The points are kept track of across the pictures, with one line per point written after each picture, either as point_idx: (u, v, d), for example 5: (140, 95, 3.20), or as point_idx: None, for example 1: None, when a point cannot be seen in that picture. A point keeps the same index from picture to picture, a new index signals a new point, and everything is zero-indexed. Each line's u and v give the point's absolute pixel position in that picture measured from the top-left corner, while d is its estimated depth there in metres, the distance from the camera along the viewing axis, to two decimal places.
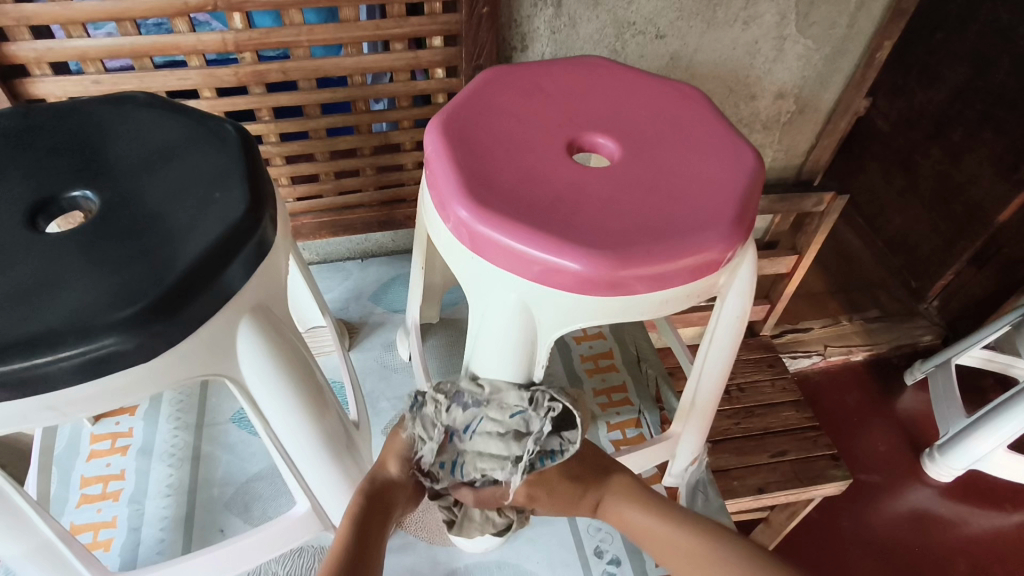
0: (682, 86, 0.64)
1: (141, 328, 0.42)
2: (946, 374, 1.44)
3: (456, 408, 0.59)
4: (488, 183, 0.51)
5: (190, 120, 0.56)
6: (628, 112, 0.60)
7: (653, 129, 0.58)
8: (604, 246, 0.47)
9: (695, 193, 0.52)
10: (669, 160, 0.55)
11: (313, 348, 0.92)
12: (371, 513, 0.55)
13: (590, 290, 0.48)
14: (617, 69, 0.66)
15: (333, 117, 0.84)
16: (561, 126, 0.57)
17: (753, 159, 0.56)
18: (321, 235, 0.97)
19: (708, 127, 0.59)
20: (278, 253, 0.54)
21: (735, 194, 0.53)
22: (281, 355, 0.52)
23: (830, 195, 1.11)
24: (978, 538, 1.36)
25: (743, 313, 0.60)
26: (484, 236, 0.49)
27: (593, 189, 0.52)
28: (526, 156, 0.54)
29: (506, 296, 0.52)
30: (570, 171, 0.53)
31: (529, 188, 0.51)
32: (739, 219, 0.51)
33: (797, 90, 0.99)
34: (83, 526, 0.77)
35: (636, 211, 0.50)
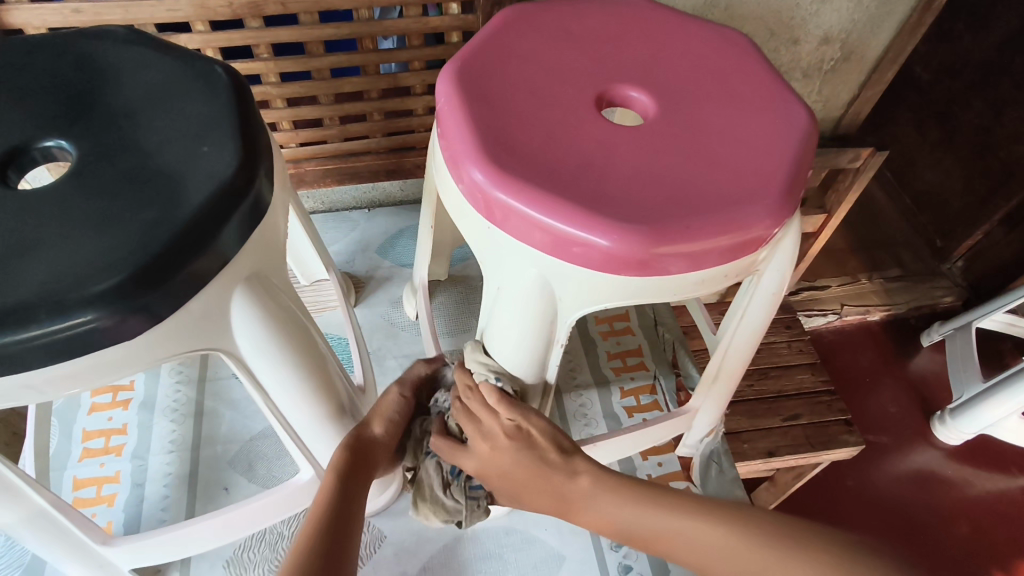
0: (728, 32, 0.56)
1: (122, 302, 0.38)
2: (964, 337, 1.34)
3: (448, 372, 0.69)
4: (507, 141, 0.46)
5: (176, 59, 0.50)
6: (667, 60, 0.54)
7: (694, 81, 0.52)
8: (636, 220, 0.42)
9: (741, 160, 0.46)
10: (710, 118, 0.49)
11: (316, 301, 0.89)
12: (357, 469, 0.56)
13: (618, 267, 0.43)
14: (655, 10, 0.58)
15: (338, 56, 0.77)
16: (590, 76, 0.51)
17: (807, 121, 0.50)
18: (326, 183, 0.91)
19: (756, 82, 0.52)
20: (276, 212, 0.49)
21: (786, 163, 0.47)
22: (280, 327, 0.48)
23: (868, 149, 1.00)
24: (982, 499, 1.29)
25: (780, 290, 0.55)
26: (501, 203, 0.44)
27: (627, 152, 0.46)
28: (550, 111, 0.48)
29: (525, 270, 0.47)
30: (601, 130, 0.47)
31: (553, 149, 0.45)
32: (788, 191, 0.46)
33: (844, 35, 0.90)
34: (85, 481, 0.75)
35: (673, 179, 0.45)
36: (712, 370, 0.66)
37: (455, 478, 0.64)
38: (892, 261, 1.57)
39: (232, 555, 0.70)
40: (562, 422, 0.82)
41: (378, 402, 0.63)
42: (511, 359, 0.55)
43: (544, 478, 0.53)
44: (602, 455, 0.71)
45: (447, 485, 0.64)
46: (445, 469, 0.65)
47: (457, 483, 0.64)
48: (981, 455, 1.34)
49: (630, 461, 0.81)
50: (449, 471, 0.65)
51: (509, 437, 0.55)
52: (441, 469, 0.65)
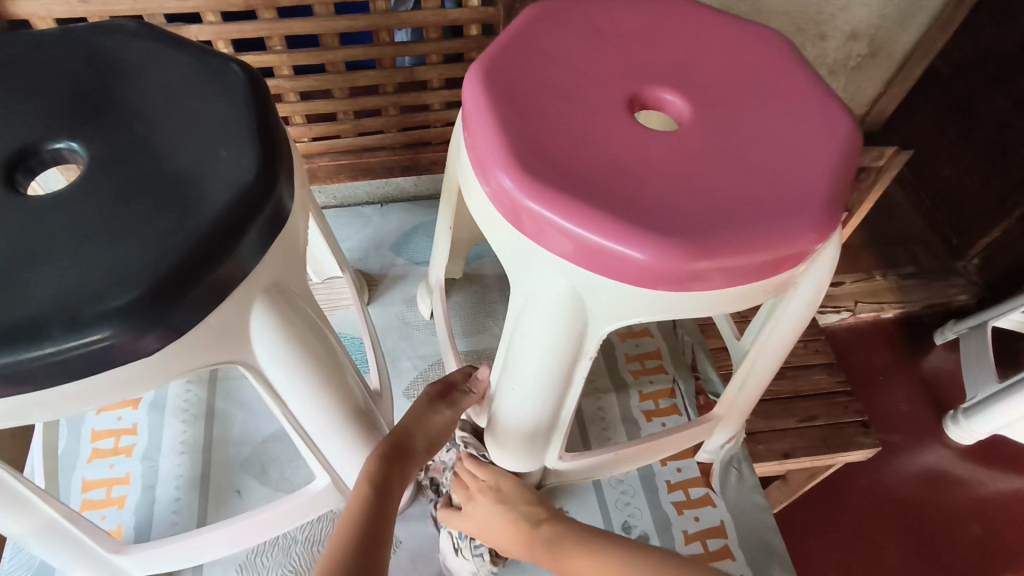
0: (765, 31, 0.54)
1: (138, 319, 0.36)
2: (980, 337, 1.32)
3: None
4: (538, 146, 0.43)
5: (192, 56, 0.48)
6: (703, 60, 0.51)
7: (732, 83, 0.49)
8: (675, 233, 0.40)
9: (783, 168, 0.44)
10: (750, 123, 0.47)
11: (330, 300, 0.87)
12: (391, 477, 0.58)
13: (654, 282, 0.41)
14: (689, 6, 0.55)
15: (353, 49, 0.74)
16: (623, 77, 0.49)
17: (851, 128, 0.47)
18: (338, 179, 0.88)
19: (797, 85, 0.50)
20: (295, 219, 0.47)
21: (830, 173, 0.45)
22: (299, 340, 0.46)
23: (892, 148, 0.97)
24: (995, 501, 1.27)
25: (815, 302, 0.53)
26: (531, 211, 0.42)
27: (664, 160, 0.44)
28: (582, 114, 0.46)
29: (555, 281, 0.45)
30: (635, 135, 0.45)
31: (587, 156, 0.43)
32: (832, 203, 0.44)
33: (873, 30, 0.87)
34: (95, 482, 0.74)
35: (712, 189, 0.43)
36: (740, 377, 0.63)
37: (463, 540, 0.69)
38: (908, 258, 1.55)
39: (244, 560, 0.69)
40: (579, 426, 0.80)
41: (414, 410, 0.64)
42: (540, 375, 0.53)
43: (517, 528, 0.65)
44: (624, 464, 0.70)
45: (457, 548, 0.69)
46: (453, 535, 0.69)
47: (465, 543, 0.68)
48: (995, 456, 1.32)
49: (649, 467, 0.80)
50: (456, 536, 0.69)
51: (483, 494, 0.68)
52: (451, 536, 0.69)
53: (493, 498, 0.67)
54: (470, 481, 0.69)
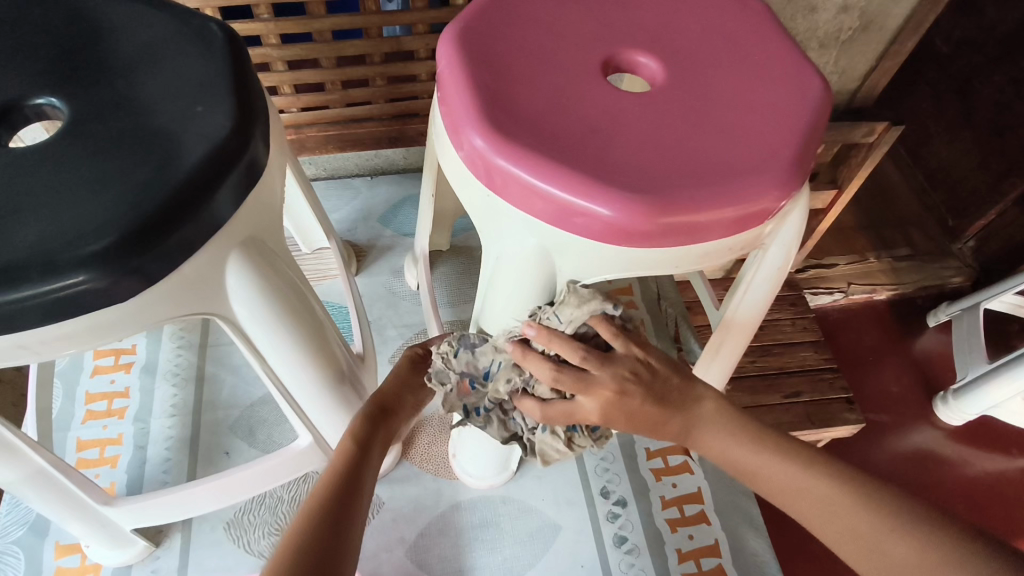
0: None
1: (114, 264, 0.37)
2: (972, 319, 1.33)
3: (464, 353, 0.54)
4: (509, 107, 0.44)
5: (172, 16, 0.49)
6: (677, 24, 0.52)
7: (704, 46, 0.50)
8: (640, 190, 0.41)
9: (750, 129, 0.45)
10: (720, 85, 0.47)
11: (318, 269, 0.89)
12: (374, 437, 0.54)
13: (619, 238, 0.42)
14: None
15: (340, 18, 0.75)
16: (596, 39, 0.49)
17: (822, 91, 0.48)
18: (327, 149, 0.90)
19: (770, 49, 0.50)
20: (273, 176, 0.48)
21: (798, 134, 0.45)
22: (276, 295, 0.47)
23: (883, 124, 0.97)
24: (980, 480, 1.29)
25: (784, 265, 0.54)
26: (501, 171, 0.43)
27: (632, 119, 0.45)
28: (554, 76, 0.46)
29: (525, 238, 0.46)
30: (606, 97, 0.46)
31: (556, 116, 0.44)
32: (798, 163, 0.44)
33: (864, 3, 0.87)
34: (88, 442, 0.76)
35: (678, 148, 0.43)
36: (712, 344, 0.64)
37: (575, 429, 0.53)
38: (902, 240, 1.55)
39: (231, 517, 0.71)
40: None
41: (398, 367, 0.61)
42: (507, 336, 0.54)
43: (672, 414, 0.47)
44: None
45: (573, 442, 0.53)
46: (563, 430, 0.53)
47: (581, 433, 0.54)
48: (981, 436, 1.34)
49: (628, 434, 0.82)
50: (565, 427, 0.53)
51: (633, 380, 0.46)
52: (560, 432, 0.53)
53: (643, 383, 0.46)
54: (606, 365, 0.45)
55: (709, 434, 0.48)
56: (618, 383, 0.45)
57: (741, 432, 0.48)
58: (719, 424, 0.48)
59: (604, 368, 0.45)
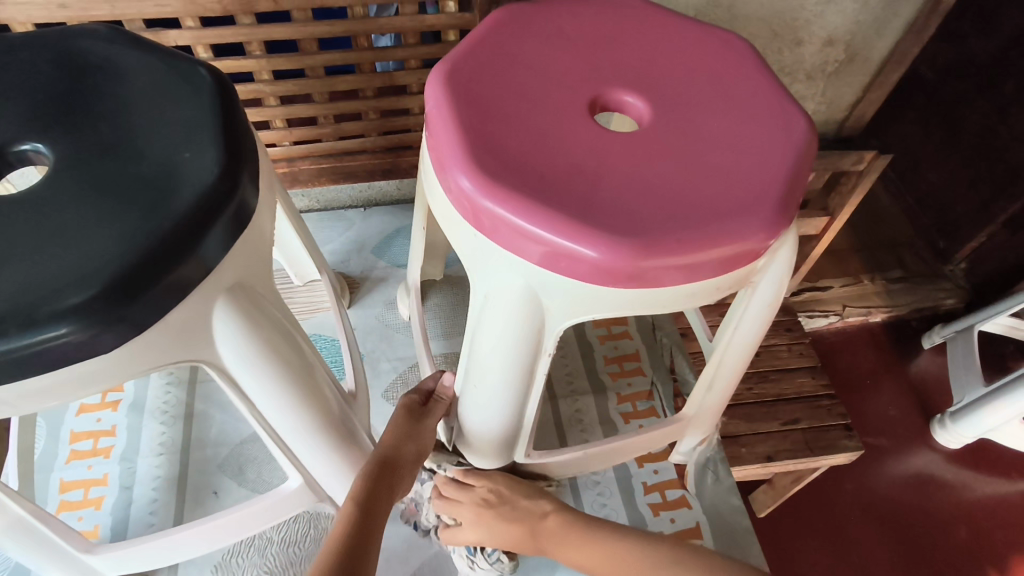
0: (726, 35, 0.55)
1: (97, 316, 0.36)
2: (967, 341, 1.33)
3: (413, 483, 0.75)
4: (496, 147, 0.44)
5: (160, 59, 0.49)
6: (664, 63, 0.52)
7: (691, 85, 0.50)
8: (627, 231, 0.41)
9: (737, 169, 0.45)
10: (707, 125, 0.48)
11: (309, 302, 0.88)
12: (376, 494, 0.59)
13: (608, 279, 0.42)
14: (653, 11, 0.56)
15: (332, 54, 0.75)
16: (584, 79, 0.49)
17: (807, 129, 0.48)
18: (320, 181, 0.90)
19: (755, 87, 0.51)
20: (261, 218, 0.48)
21: (784, 174, 0.45)
22: (263, 338, 0.46)
23: (871, 152, 0.99)
24: (981, 504, 1.28)
25: (775, 300, 0.54)
26: (489, 212, 0.43)
27: (620, 159, 0.45)
28: (541, 116, 0.46)
29: (514, 280, 0.46)
30: (594, 136, 0.46)
31: (543, 156, 0.44)
32: (786, 201, 0.45)
33: (850, 36, 0.88)
34: (72, 483, 0.74)
35: (666, 189, 0.43)
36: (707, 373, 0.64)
37: (474, 552, 0.70)
38: (895, 263, 1.56)
39: (219, 560, 0.70)
40: (557, 425, 0.81)
41: (395, 415, 0.66)
42: (496, 381, 0.54)
43: (524, 525, 0.66)
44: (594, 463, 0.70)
45: (472, 562, 0.70)
46: (463, 553, 0.70)
47: (475, 553, 0.70)
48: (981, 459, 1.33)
49: (626, 468, 0.81)
50: (465, 551, 0.70)
51: (485, 504, 0.68)
52: (462, 554, 0.70)
53: (493, 506, 0.67)
54: (463, 495, 0.69)
55: (557, 537, 0.65)
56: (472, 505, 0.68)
57: (577, 529, 0.64)
58: (562, 528, 0.65)
59: (463, 497, 0.69)
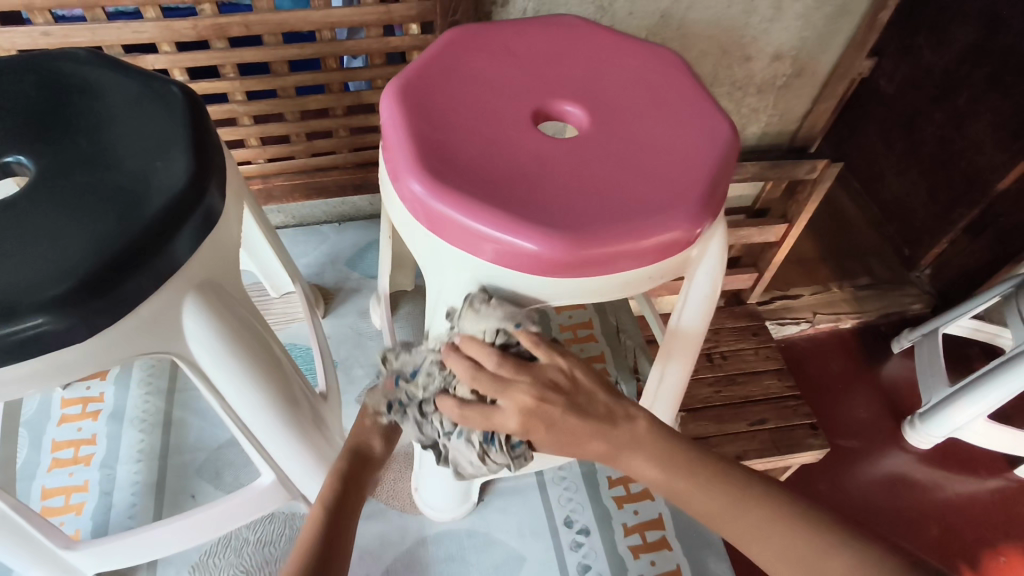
0: (660, 50, 0.59)
1: (73, 307, 0.40)
2: (932, 344, 1.37)
3: (405, 354, 0.57)
4: (445, 154, 0.48)
5: (135, 79, 0.53)
6: (603, 76, 0.57)
7: (626, 96, 0.55)
8: (563, 226, 0.45)
9: (665, 169, 0.50)
10: (639, 130, 0.52)
11: (285, 313, 0.91)
12: (347, 494, 0.56)
13: (547, 270, 0.46)
14: (594, 30, 0.61)
15: (302, 75, 0.80)
16: (528, 92, 0.54)
17: (730, 134, 0.53)
18: (294, 198, 0.94)
19: (685, 96, 0.55)
20: (229, 223, 0.52)
21: (707, 173, 0.50)
22: (232, 334, 0.50)
23: (824, 161, 1.03)
24: (953, 503, 1.29)
25: (711, 292, 0.59)
26: (439, 213, 0.47)
27: (558, 163, 0.49)
28: (488, 125, 0.51)
29: (465, 274, 0.50)
30: (535, 143, 0.50)
31: (488, 161, 0.48)
32: (709, 197, 0.49)
33: (795, 52, 0.92)
34: (54, 490, 0.77)
35: (599, 187, 0.48)
36: (666, 345, 0.62)
37: (490, 443, 0.52)
38: (862, 270, 1.62)
39: (197, 560, 0.72)
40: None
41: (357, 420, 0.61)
42: None
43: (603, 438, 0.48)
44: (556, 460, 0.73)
45: (486, 456, 0.52)
46: (475, 440, 0.52)
47: (496, 447, 0.51)
48: (950, 459, 1.36)
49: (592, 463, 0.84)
50: (480, 440, 0.52)
51: (552, 392, 0.47)
52: (473, 442, 0.52)
53: (564, 396, 0.47)
54: (521, 374, 0.47)
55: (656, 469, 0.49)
56: (538, 389, 0.46)
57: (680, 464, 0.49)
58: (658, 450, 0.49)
59: (522, 375, 0.47)
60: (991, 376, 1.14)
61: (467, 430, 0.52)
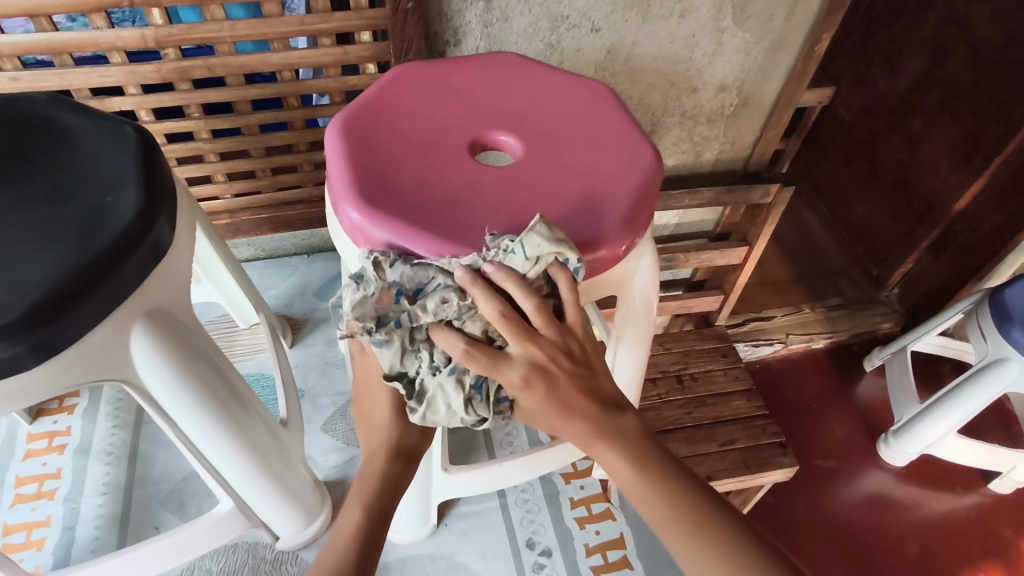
0: (595, 84, 0.63)
1: (21, 335, 0.42)
2: (902, 361, 1.39)
3: (403, 266, 0.47)
4: (380, 182, 0.51)
5: (91, 119, 0.55)
6: (536, 108, 0.60)
7: (557, 126, 0.59)
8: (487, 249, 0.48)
9: (588, 192, 0.53)
10: (566, 157, 0.56)
11: (252, 344, 0.93)
12: (375, 524, 0.53)
13: None
14: (531, 65, 0.65)
15: (265, 113, 0.83)
16: (464, 123, 0.58)
17: (651, 160, 0.56)
18: (261, 231, 0.97)
19: (614, 127, 0.59)
20: (178, 254, 0.54)
21: (627, 196, 0.53)
22: (182, 361, 0.51)
23: (776, 186, 1.08)
24: (930, 521, 1.29)
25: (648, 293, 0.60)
26: (373, 236, 0.50)
27: (488, 188, 0.52)
28: (423, 155, 0.54)
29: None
30: (467, 170, 0.53)
31: (422, 188, 0.52)
32: (628, 221, 0.53)
33: (738, 83, 0.97)
34: (15, 527, 0.77)
35: (524, 211, 0.51)
36: (616, 325, 0.63)
37: (478, 390, 0.53)
38: (832, 291, 1.66)
39: None
40: (486, 440, 0.88)
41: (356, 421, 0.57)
42: None
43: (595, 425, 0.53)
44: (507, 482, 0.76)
45: (468, 404, 0.53)
46: (468, 383, 0.52)
47: (482, 398, 0.53)
48: (924, 475, 1.36)
49: (554, 485, 0.85)
50: (473, 383, 0.52)
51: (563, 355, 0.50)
52: (464, 385, 0.52)
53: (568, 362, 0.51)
54: (550, 328, 0.48)
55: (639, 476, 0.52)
56: (554, 350, 0.49)
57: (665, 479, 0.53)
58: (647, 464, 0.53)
59: (550, 331, 0.48)
60: (958, 391, 1.17)
61: (463, 369, 0.52)
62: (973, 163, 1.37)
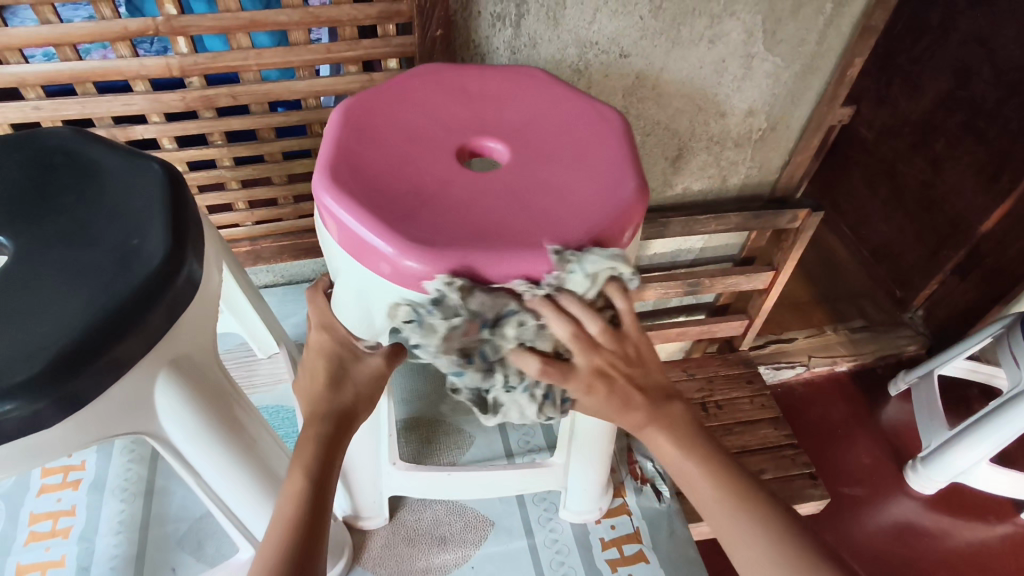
0: (608, 110, 0.61)
1: (44, 390, 0.40)
2: (930, 385, 1.35)
3: (478, 297, 0.48)
4: (356, 166, 0.52)
5: (118, 155, 0.54)
6: (538, 123, 0.59)
7: (552, 142, 0.57)
8: (428, 242, 0.48)
9: (554, 210, 0.51)
10: (547, 172, 0.54)
11: (272, 375, 0.91)
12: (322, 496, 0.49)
13: (411, 283, 0.49)
14: (550, 82, 0.64)
15: (288, 141, 0.81)
16: (460, 126, 0.58)
17: (633, 194, 0.53)
18: (282, 258, 0.96)
19: (613, 155, 0.56)
20: (206, 296, 0.52)
21: (595, 223, 0.51)
22: (202, 399, 0.49)
23: (804, 211, 1.05)
24: (962, 552, 1.24)
25: None
26: (334, 214, 0.50)
27: (455, 189, 0.52)
28: (408, 148, 0.55)
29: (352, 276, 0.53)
30: (443, 169, 0.53)
31: (392, 177, 0.52)
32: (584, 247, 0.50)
33: (767, 108, 0.94)
34: (28, 566, 0.74)
35: (483, 216, 0.50)
36: None
37: (549, 399, 0.56)
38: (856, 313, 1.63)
39: None
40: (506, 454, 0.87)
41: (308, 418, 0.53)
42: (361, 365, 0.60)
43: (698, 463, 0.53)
44: (459, 488, 0.75)
45: (540, 409, 0.56)
46: (539, 396, 0.55)
47: (552, 404, 0.56)
48: (957, 504, 1.31)
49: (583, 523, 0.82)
50: (542, 395, 0.55)
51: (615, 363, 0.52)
52: (536, 398, 0.55)
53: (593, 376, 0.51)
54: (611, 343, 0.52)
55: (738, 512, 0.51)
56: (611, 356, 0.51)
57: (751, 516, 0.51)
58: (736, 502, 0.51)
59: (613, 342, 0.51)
60: (990, 417, 1.11)
61: (534, 385, 0.55)
62: (1000, 183, 1.34)
